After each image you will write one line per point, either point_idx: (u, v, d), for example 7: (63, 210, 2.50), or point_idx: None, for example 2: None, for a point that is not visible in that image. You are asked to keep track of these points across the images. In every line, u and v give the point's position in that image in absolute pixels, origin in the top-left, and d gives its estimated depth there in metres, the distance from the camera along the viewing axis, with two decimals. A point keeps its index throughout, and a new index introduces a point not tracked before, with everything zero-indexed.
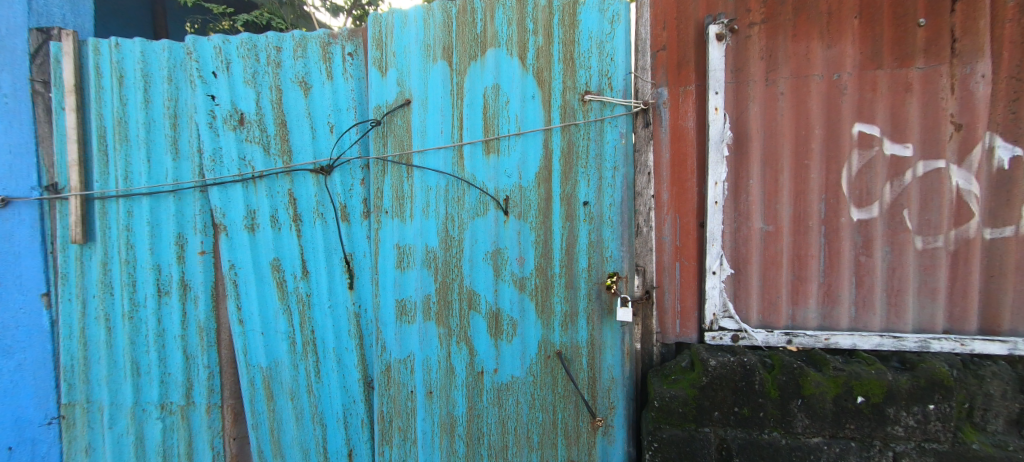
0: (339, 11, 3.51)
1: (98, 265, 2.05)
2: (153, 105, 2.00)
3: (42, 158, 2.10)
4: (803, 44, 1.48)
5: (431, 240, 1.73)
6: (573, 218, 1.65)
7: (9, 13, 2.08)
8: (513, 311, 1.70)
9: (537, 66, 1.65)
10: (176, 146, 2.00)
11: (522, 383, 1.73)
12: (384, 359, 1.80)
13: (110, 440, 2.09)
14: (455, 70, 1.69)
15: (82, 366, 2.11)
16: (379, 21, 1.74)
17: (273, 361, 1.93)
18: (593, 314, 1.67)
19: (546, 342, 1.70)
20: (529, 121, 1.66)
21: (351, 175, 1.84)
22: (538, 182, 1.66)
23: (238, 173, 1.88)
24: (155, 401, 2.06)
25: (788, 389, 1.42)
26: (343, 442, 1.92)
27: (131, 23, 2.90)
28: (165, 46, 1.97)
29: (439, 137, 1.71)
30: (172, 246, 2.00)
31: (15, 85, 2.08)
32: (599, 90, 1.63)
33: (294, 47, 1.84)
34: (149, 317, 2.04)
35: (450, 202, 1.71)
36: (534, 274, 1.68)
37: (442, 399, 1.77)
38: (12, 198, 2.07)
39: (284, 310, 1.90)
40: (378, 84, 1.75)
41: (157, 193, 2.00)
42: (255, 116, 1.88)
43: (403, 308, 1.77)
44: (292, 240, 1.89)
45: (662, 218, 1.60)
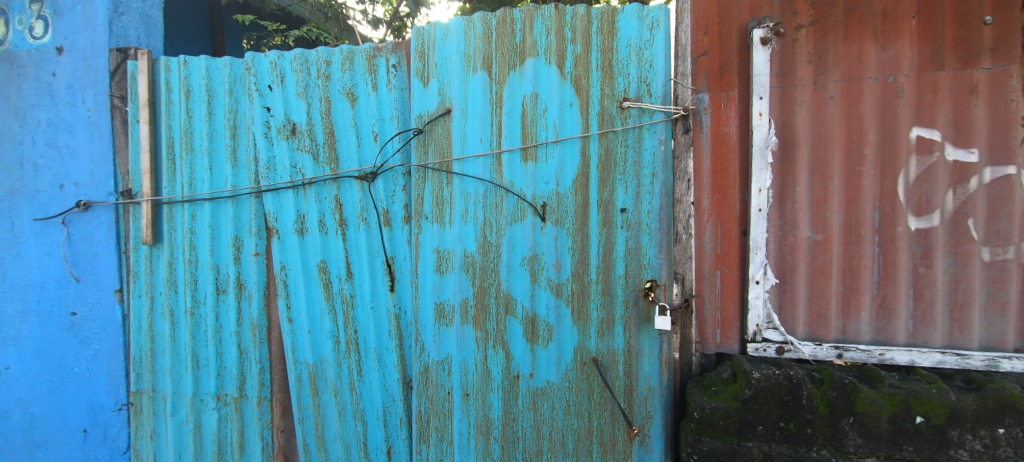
0: (379, 22, 3.66)
1: (165, 264, 2.23)
2: (215, 117, 2.16)
3: (118, 166, 2.31)
4: (855, 45, 1.42)
5: (470, 245, 1.77)
6: (610, 224, 1.65)
7: (94, 36, 2.33)
8: (550, 316, 1.71)
9: (576, 73, 1.67)
10: (234, 155, 2.15)
11: (558, 388, 1.73)
12: (422, 361, 1.85)
13: (173, 427, 2.25)
14: (494, 79, 1.73)
15: (149, 357, 2.29)
16: (423, 34, 1.82)
17: (319, 358, 2.03)
18: (630, 321, 1.65)
19: (582, 349, 1.70)
20: (567, 128, 1.68)
21: (393, 182, 1.91)
22: (576, 188, 1.67)
23: (290, 180, 2.00)
24: (212, 393, 2.21)
25: (839, 406, 1.36)
26: (382, 439, 1.99)
27: (192, 42, 3.15)
28: (227, 63, 2.12)
29: (478, 144, 1.75)
30: (230, 248, 2.15)
31: (98, 101, 2.32)
32: (638, 97, 1.63)
33: (342, 60, 1.95)
34: (208, 314, 2.19)
35: (488, 209, 1.75)
36: (570, 280, 1.69)
37: (479, 401, 1.80)
38: (91, 202, 2.31)
39: (330, 310, 2.00)
40: (421, 94, 1.83)
41: (217, 198, 2.15)
42: (306, 126, 1.99)
43: (442, 311, 1.81)
44: (338, 244, 1.98)
45: (702, 226, 1.57)
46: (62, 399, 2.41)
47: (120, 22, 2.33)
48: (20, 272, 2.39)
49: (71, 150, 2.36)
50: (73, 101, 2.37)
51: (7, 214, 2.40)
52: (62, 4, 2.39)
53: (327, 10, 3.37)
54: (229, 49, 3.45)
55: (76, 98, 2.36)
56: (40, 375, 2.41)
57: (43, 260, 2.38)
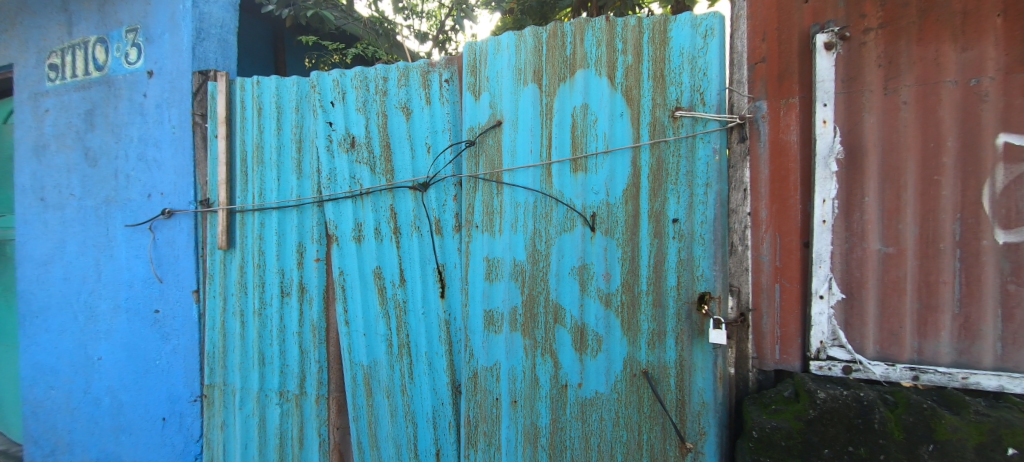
0: (425, 38, 3.82)
1: (237, 267, 2.43)
2: (283, 132, 2.34)
3: (198, 177, 2.55)
4: (931, 47, 1.33)
5: (519, 253, 1.80)
6: (661, 235, 1.63)
7: (180, 60, 2.59)
8: (599, 326, 1.70)
9: (626, 84, 1.67)
10: (299, 167, 2.31)
11: (607, 400, 1.72)
12: (471, 366, 1.89)
13: (241, 419, 2.43)
14: (544, 91, 1.77)
15: (221, 354, 2.48)
16: (474, 50, 1.90)
17: (373, 360, 2.13)
18: (682, 334, 1.62)
19: (632, 360, 1.68)
20: (617, 138, 1.68)
21: (445, 191, 1.98)
22: (626, 198, 1.67)
23: (350, 191, 2.14)
24: (276, 389, 2.36)
25: (917, 432, 1.25)
26: (432, 441, 2.04)
27: (257, 59, 3.44)
28: (296, 82, 2.30)
29: (529, 155, 1.78)
30: (295, 253, 2.30)
31: (183, 118, 2.58)
32: (690, 105, 1.60)
33: (398, 76, 2.06)
34: (274, 314, 2.35)
35: (538, 218, 1.77)
36: (620, 291, 1.68)
37: (527, 409, 1.82)
38: (174, 211, 2.58)
39: (384, 314, 2.10)
40: (472, 107, 1.90)
41: (284, 207, 2.32)
42: (364, 139, 2.12)
43: (491, 318, 1.85)
44: (392, 251, 2.08)
45: (760, 237, 1.52)
46: (144, 389, 2.72)
47: (202, 47, 2.59)
48: (115, 273, 2.81)
49: (158, 163, 2.65)
50: (161, 119, 2.65)
51: (104, 223, 2.84)
52: (153, 33, 2.69)
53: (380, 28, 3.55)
54: (291, 68, 3.71)
55: (163, 116, 2.64)
56: (127, 366, 2.77)
57: (132, 262, 2.74)
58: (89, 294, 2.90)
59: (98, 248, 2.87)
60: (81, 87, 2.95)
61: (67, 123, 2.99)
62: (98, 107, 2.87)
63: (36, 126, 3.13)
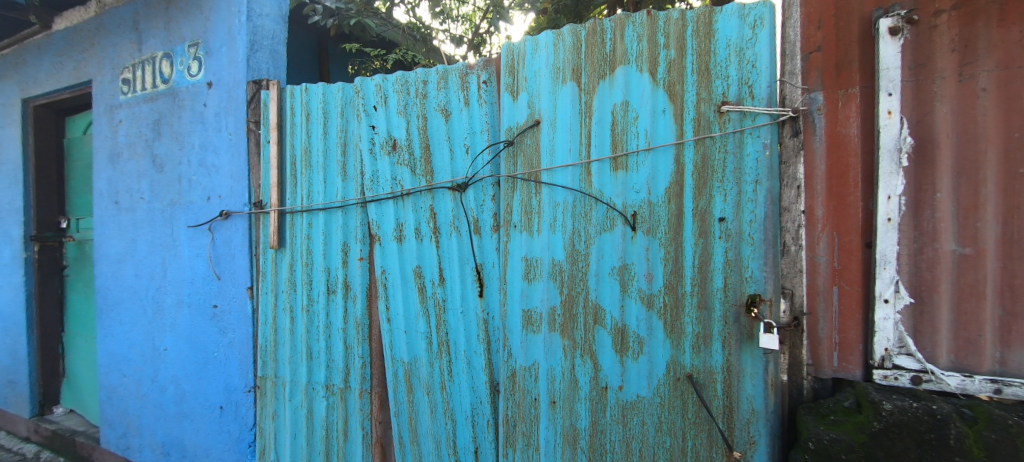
0: (461, 41, 3.87)
1: (287, 266, 2.55)
2: (329, 136, 2.44)
3: (252, 181, 2.70)
4: (1015, 28, 1.17)
5: (558, 253, 1.79)
6: (707, 234, 1.56)
7: (236, 71, 2.75)
8: (641, 328, 1.66)
9: (669, 79, 1.62)
10: (344, 170, 2.39)
11: (649, 404, 1.67)
12: (510, 365, 1.89)
13: (291, 410, 2.54)
14: (584, 89, 1.75)
15: (272, 347, 2.61)
16: (513, 50, 1.90)
17: (413, 357, 2.17)
18: (730, 338, 1.54)
19: (675, 364, 1.62)
20: (659, 136, 1.63)
21: (483, 192, 1.99)
22: (668, 197, 1.62)
23: (391, 191, 2.20)
24: (323, 382, 2.45)
25: (1001, 451, 1.11)
26: (470, 439, 2.06)
27: (305, 68, 3.60)
28: (341, 88, 2.39)
29: (568, 155, 1.77)
30: (340, 253, 2.38)
31: (238, 126, 2.73)
32: (738, 100, 1.53)
33: (438, 79, 2.10)
34: (320, 310, 2.45)
35: (578, 217, 1.75)
36: (662, 292, 1.63)
37: (566, 410, 1.80)
38: (231, 212, 2.74)
39: (424, 312, 2.14)
40: (511, 107, 1.90)
41: (330, 208, 2.41)
42: (405, 142, 2.18)
43: (529, 319, 1.85)
44: (431, 250, 2.11)
45: (815, 236, 1.42)
46: (204, 378, 2.90)
47: (255, 58, 2.73)
48: (179, 270, 3.02)
49: (217, 168, 2.82)
50: (219, 126, 2.82)
51: (169, 224, 3.06)
52: (213, 47, 2.87)
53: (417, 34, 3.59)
54: (334, 74, 3.85)
55: (221, 124, 2.81)
56: (189, 357, 2.97)
57: (193, 260, 2.94)
58: (157, 290, 3.13)
59: (164, 247, 3.09)
60: (149, 99, 3.19)
61: (138, 132, 3.24)
62: (164, 117, 3.10)
63: (111, 136, 3.42)
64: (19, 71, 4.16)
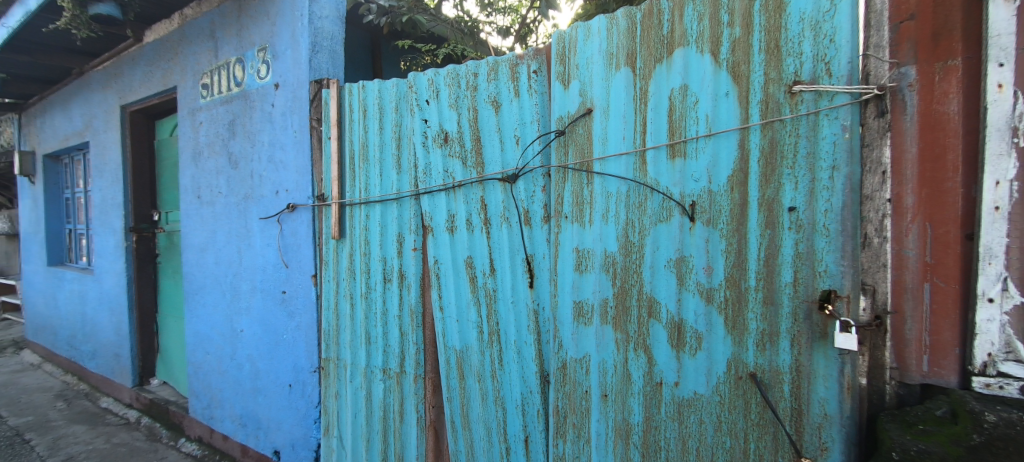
0: (507, 33, 3.85)
1: (347, 254, 2.68)
2: (384, 131, 2.53)
3: (315, 176, 2.84)
4: None
5: (611, 245, 1.74)
6: (775, 225, 1.40)
7: (299, 72, 2.90)
8: (699, 323, 1.57)
9: (733, 60, 1.47)
10: (399, 163, 2.47)
11: (707, 402, 1.57)
12: (560, 356, 1.90)
13: (352, 390, 2.69)
14: (639, 75, 1.68)
15: (335, 331, 2.77)
16: (564, 38, 1.87)
17: (464, 345, 2.22)
18: (800, 336, 1.38)
19: (736, 361, 1.50)
20: (721, 120, 1.50)
21: (533, 182, 1.98)
22: (731, 186, 1.48)
23: (443, 183, 2.26)
24: (380, 366, 2.56)
25: None
26: (521, 427, 2.07)
27: (359, 67, 3.73)
28: (395, 84, 2.45)
29: (621, 143, 1.71)
30: (395, 243, 2.47)
31: (302, 123, 2.89)
32: (813, 78, 1.34)
33: (488, 71, 2.10)
34: (378, 298, 2.55)
35: (631, 208, 1.69)
36: (723, 286, 1.51)
37: (618, 404, 1.76)
38: (296, 205, 2.91)
39: (475, 301, 2.17)
40: (562, 97, 1.88)
41: (386, 200, 2.50)
42: (457, 134, 2.22)
43: (581, 310, 1.84)
44: (482, 241, 2.14)
45: (903, 227, 1.21)
46: (275, 358, 3.13)
47: (317, 59, 2.86)
48: (252, 259, 3.26)
49: (284, 163, 3.01)
50: (286, 125, 2.99)
51: (244, 217, 3.31)
52: (279, 50, 3.04)
53: (465, 27, 3.62)
54: (387, 71, 3.96)
55: (287, 122, 2.98)
56: (262, 338, 3.21)
57: (265, 250, 3.16)
58: (233, 276, 3.40)
59: (240, 237, 3.35)
60: (225, 101, 3.44)
61: (215, 133, 3.52)
62: (238, 117, 3.33)
63: (193, 136, 3.73)
64: (117, 81, 4.64)
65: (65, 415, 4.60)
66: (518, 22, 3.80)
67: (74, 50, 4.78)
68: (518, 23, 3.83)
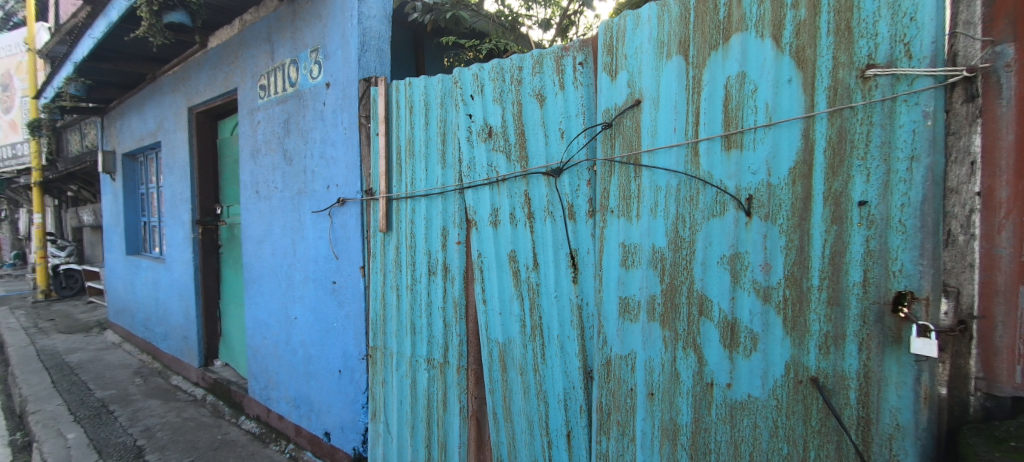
0: (548, 25, 3.81)
1: (394, 247, 2.76)
2: (430, 126, 2.58)
3: (364, 171, 2.94)
4: None
5: (659, 240, 1.69)
6: (842, 221, 1.31)
7: (349, 71, 2.99)
8: (754, 323, 1.49)
9: (797, 44, 1.38)
10: (444, 157, 2.51)
11: (763, 406, 1.50)
12: (605, 353, 1.88)
13: (398, 378, 2.77)
14: (691, 63, 1.61)
15: (382, 321, 2.86)
16: (612, 27, 1.82)
17: (507, 338, 2.25)
18: (869, 340, 1.28)
19: (796, 364, 1.42)
20: (783, 109, 1.41)
21: (578, 176, 1.95)
22: (793, 179, 1.39)
23: (487, 178, 2.27)
24: (425, 356, 2.63)
25: None
26: (563, 422, 2.06)
27: (404, 65, 3.82)
28: (441, 80, 2.49)
29: (672, 135, 1.65)
30: (440, 236, 2.51)
31: (352, 119, 2.99)
32: (889, 61, 1.22)
33: (533, 64, 2.09)
34: (423, 289, 2.61)
35: (682, 202, 1.63)
36: (783, 284, 1.43)
37: (665, 403, 1.72)
38: (346, 199, 3.03)
39: (518, 295, 2.18)
40: (609, 88, 1.84)
41: (431, 194, 2.55)
42: (501, 129, 2.23)
43: (627, 306, 1.80)
44: (526, 235, 2.14)
45: (995, 223, 1.09)
46: (326, 344, 3.28)
47: (365, 58, 2.95)
48: (306, 250, 3.42)
49: (334, 159, 3.13)
50: (337, 122, 3.11)
51: (298, 210, 3.48)
52: (330, 50, 3.16)
53: (505, 22, 3.59)
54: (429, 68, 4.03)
55: (338, 120, 3.09)
56: (314, 325, 3.37)
57: (317, 241, 3.31)
58: (288, 266, 3.59)
59: (294, 230, 3.52)
60: (281, 101, 3.62)
61: (272, 131, 3.71)
62: (293, 115, 3.50)
63: (252, 135, 3.96)
64: (185, 85, 4.99)
65: (143, 390, 5.04)
66: (559, 13, 3.75)
67: (148, 57, 5.19)
68: (559, 15, 3.74)
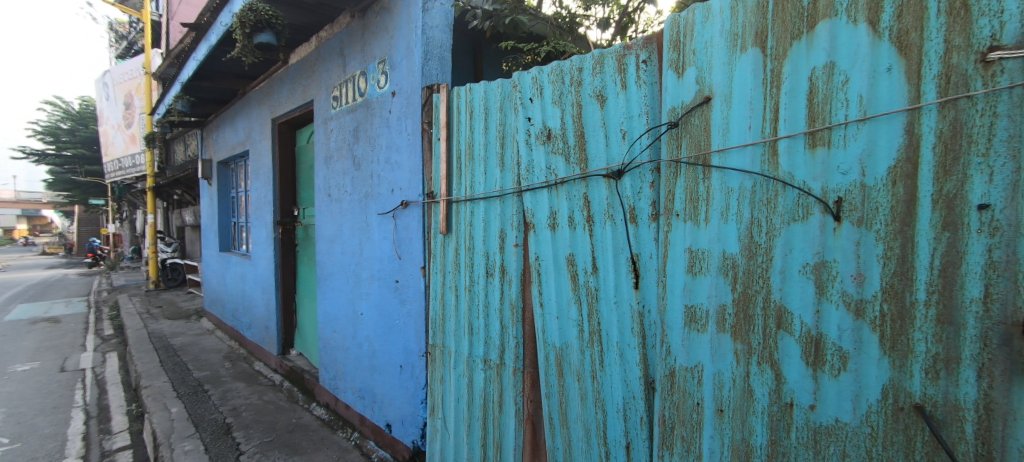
0: (607, 24, 3.71)
1: (453, 248, 2.81)
2: (490, 130, 2.60)
3: (426, 174, 3.03)
4: None
5: (731, 246, 1.58)
6: (957, 227, 1.14)
7: (413, 79, 3.10)
8: (844, 340, 1.35)
9: (898, 29, 1.23)
10: (503, 161, 2.51)
11: (854, 433, 1.34)
12: (668, 364, 1.78)
13: (455, 377, 2.81)
14: (770, 55, 1.49)
15: (441, 320, 2.92)
16: (678, 22, 1.73)
17: (565, 343, 2.20)
18: (991, 366, 1.11)
19: (895, 388, 1.26)
20: (881, 101, 1.26)
21: (640, 178, 1.87)
22: (893, 179, 1.24)
23: (546, 180, 2.25)
24: (481, 357, 2.64)
25: None
26: (622, 433, 1.98)
27: (464, 71, 3.89)
28: (500, 84, 2.52)
29: (747, 133, 1.53)
30: (498, 239, 2.52)
31: (415, 124, 3.09)
32: (1019, 42, 1.05)
33: (594, 64, 2.04)
34: (480, 291, 2.64)
35: (757, 206, 1.51)
36: (879, 298, 1.27)
37: (736, 421, 1.59)
38: (409, 202, 3.13)
39: (576, 300, 2.14)
40: (675, 86, 1.75)
41: (489, 197, 2.57)
42: (561, 131, 2.19)
43: (693, 315, 1.69)
44: (585, 239, 2.09)
45: None
46: (389, 340, 3.41)
47: (428, 66, 3.04)
48: (371, 250, 3.58)
49: (399, 163, 3.26)
50: (401, 128, 3.23)
51: (365, 212, 3.65)
52: (396, 60, 3.29)
53: (564, 24, 3.55)
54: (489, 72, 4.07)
55: (402, 126, 3.21)
56: (378, 321, 3.51)
57: (382, 242, 3.45)
58: (356, 265, 3.78)
59: (361, 231, 3.71)
60: (351, 110, 3.83)
61: (343, 138, 3.93)
62: (361, 123, 3.69)
63: (325, 142, 4.22)
64: (269, 98, 5.44)
65: (230, 373, 5.54)
66: (619, 12, 3.64)
67: (239, 75, 5.72)
68: (619, 13, 3.64)
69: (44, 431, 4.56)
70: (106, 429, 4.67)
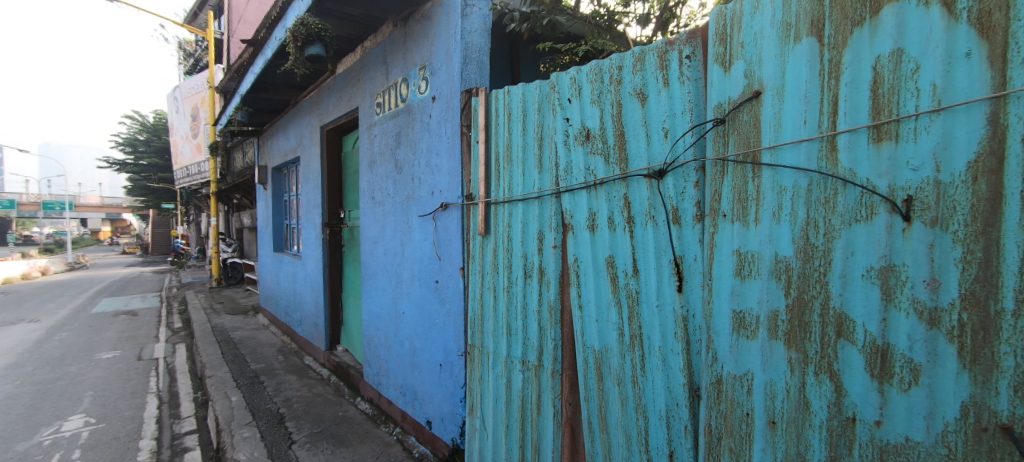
0: (647, 20, 3.62)
1: (491, 250, 2.82)
2: (528, 131, 2.59)
3: (464, 176, 3.06)
4: None
5: (784, 248, 1.49)
6: None
7: (452, 83, 3.14)
8: (915, 352, 1.23)
9: (979, 9, 1.11)
10: (541, 162, 2.50)
11: (927, 453, 1.23)
12: (715, 371, 1.69)
13: (494, 377, 2.81)
14: (827, 44, 1.39)
15: (479, 321, 2.93)
16: (725, 14, 1.65)
17: (605, 346, 2.15)
18: None
19: (977, 406, 1.14)
20: (958, 89, 1.14)
21: (684, 178, 1.80)
22: (973, 175, 1.13)
23: (585, 181, 2.21)
24: (519, 358, 2.63)
25: None
26: (665, 441, 1.91)
27: (502, 74, 3.92)
28: (539, 85, 2.50)
29: (802, 128, 1.44)
30: (536, 240, 2.51)
31: (454, 127, 3.12)
32: None
33: (634, 62, 1.99)
34: (518, 292, 2.63)
35: (814, 205, 1.41)
36: (958, 306, 1.16)
37: (790, 434, 1.50)
38: (448, 204, 3.17)
39: (616, 302, 2.08)
40: (721, 81, 1.67)
41: (527, 199, 2.55)
42: (600, 131, 2.15)
43: (742, 321, 1.61)
44: (625, 240, 2.03)
45: None
46: (429, 339, 3.46)
47: (467, 70, 3.06)
48: (412, 250, 3.65)
49: (438, 166, 3.31)
50: (440, 132, 3.28)
51: (406, 214, 3.74)
52: (435, 66, 3.35)
53: (602, 22, 3.51)
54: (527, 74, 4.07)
55: (442, 129, 3.26)
56: (419, 320, 3.58)
57: (422, 243, 3.51)
58: (397, 265, 3.87)
59: (403, 232, 3.79)
60: (393, 115, 3.93)
61: (386, 143, 4.04)
62: (403, 127, 3.78)
63: (369, 147, 4.36)
64: (317, 106, 5.69)
65: (283, 366, 5.82)
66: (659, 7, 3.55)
67: (291, 85, 6.03)
68: (660, 8, 3.54)
69: (124, 413, 4.96)
70: (176, 413, 5.01)
